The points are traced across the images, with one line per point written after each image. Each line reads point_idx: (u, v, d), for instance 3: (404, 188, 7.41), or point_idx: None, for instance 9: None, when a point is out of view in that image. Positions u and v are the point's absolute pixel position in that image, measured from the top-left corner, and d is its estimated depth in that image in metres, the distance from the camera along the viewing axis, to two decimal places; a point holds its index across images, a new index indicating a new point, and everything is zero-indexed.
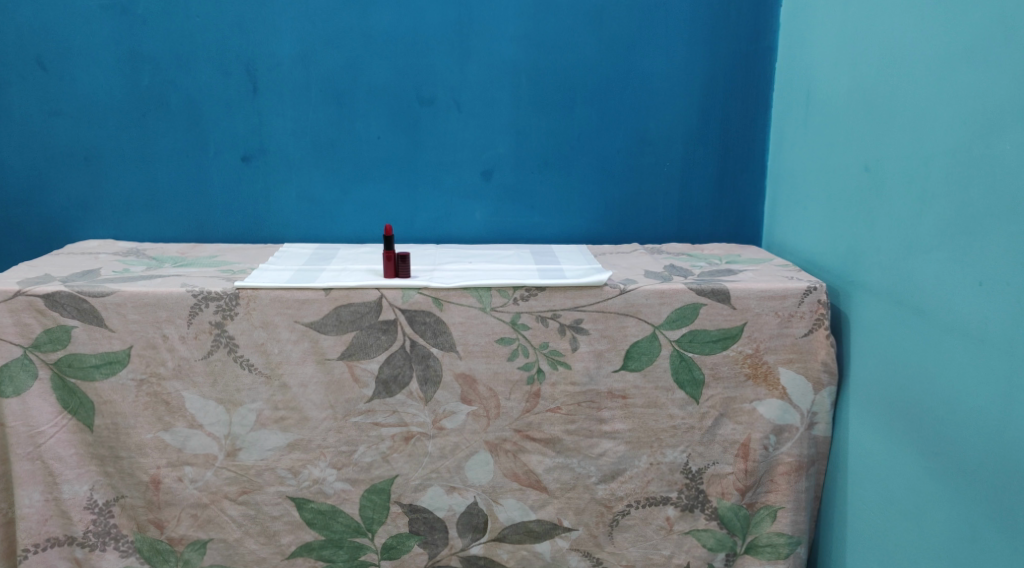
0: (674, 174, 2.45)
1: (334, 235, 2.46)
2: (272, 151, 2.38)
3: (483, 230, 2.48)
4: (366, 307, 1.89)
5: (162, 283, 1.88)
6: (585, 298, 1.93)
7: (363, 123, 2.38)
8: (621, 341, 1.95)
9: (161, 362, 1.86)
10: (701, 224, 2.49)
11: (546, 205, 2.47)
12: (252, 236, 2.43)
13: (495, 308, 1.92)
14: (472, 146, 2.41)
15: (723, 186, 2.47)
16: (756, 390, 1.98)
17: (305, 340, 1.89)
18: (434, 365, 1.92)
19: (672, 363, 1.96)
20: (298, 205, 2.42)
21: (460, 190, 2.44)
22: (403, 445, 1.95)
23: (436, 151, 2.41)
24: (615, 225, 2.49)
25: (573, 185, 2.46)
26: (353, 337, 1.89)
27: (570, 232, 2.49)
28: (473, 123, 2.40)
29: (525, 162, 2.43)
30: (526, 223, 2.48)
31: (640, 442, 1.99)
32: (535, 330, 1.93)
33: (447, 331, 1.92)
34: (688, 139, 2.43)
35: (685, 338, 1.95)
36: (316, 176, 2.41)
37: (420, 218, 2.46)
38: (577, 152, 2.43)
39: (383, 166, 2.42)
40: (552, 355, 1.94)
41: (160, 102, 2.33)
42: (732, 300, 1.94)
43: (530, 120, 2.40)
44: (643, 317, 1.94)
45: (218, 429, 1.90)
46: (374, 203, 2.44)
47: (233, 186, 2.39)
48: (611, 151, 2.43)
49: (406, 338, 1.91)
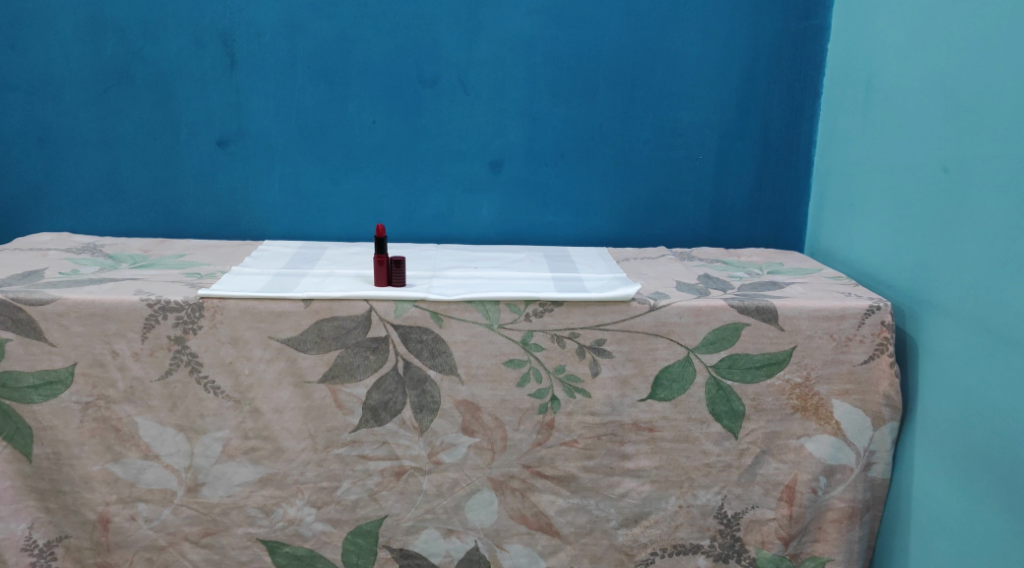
0: (707, 170, 2.17)
1: (322, 232, 2.18)
2: (252, 135, 2.09)
3: (490, 229, 2.20)
4: (352, 322, 1.61)
5: (113, 290, 1.60)
6: (609, 315, 1.65)
7: (356, 105, 2.09)
8: (650, 366, 1.67)
9: (110, 383, 1.59)
10: (736, 227, 2.22)
11: (562, 202, 2.19)
12: (229, 232, 2.15)
13: (504, 325, 1.64)
14: (479, 134, 2.13)
15: (762, 184, 2.18)
16: (805, 424, 1.70)
17: (280, 360, 1.61)
18: (432, 390, 1.65)
19: (707, 393, 1.69)
20: (282, 198, 2.14)
21: (465, 183, 2.16)
22: (393, 481, 1.68)
23: (439, 138, 2.13)
24: (639, 226, 2.21)
25: (593, 180, 2.17)
26: (336, 357, 1.62)
27: (588, 233, 2.21)
28: (481, 107, 2.11)
29: (539, 153, 2.15)
30: (539, 221, 2.20)
31: (668, 481, 1.72)
32: (549, 351, 1.65)
33: (447, 350, 1.64)
34: (725, 130, 2.15)
35: (723, 363, 1.68)
36: (303, 165, 2.12)
37: (419, 215, 2.18)
38: (598, 143, 2.15)
39: (378, 155, 2.13)
40: (568, 380, 1.67)
41: (124, 76, 2.04)
42: (781, 320, 1.66)
43: (546, 105, 2.12)
44: (676, 338, 1.66)
45: (177, 461, 1.63)
46: (368, 196, 2.16)
47: (207, 174, 2.11)
48: (637, 142, 2.15)
49: (399, 358, 1.63)
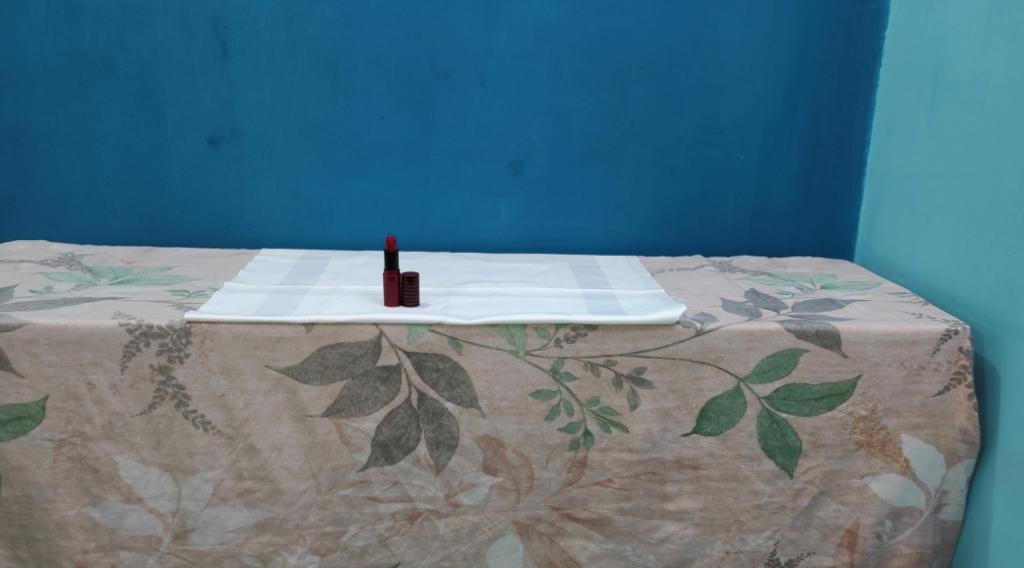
0: (748, 170, 1.97)
1: (325, 240, 1.99)
2: (247, 132, 1.90)
3: (509, 236, 2.01)
4: (360, 349, 1.42)
5: (88, 313, 1.41)
6: (650, 341, 1.46)
7: (362, 99, 1.89)
8: (695, 397, 1.48)
9: (86, 418, 1.40)
10: (779, 233, 2.02)
11: (588, 207, 1.99)
12: (222, 239, 1.96)
13: (531, 352, 1.45)
14: (497, 131, 1.93)
15: (808, 186, 1.98)
16: (869, 462, 1.51)
17: (278, 393, 1.42)
18: (449, 425, 1.46)
19: (760, 427, 1.49)
20: (280, 202, 1.95)
21: (482, 185, 1.97)
22: (406, 525, 1.50)
23: (453, 135, 1.93)
24: (672, 232, 2.01)
25: (622, 183, 1.98)
26: (342, 388, 1.43)
27: (616, 240, 2.02)
28: (499, 101, 1.91)
29: (564, 153, 1.95)
30: (562, 227, 2.00)
31: (714, 525, 1.53)
32: (582, 381, 1.46)
33: (467, 380, 1.45)
34: (768, 127, 1.94)
35: (778, 395, 1.48)
36: (304, 166, 1.93)
37: (431, 221, 1.99)
38: (629, 141, 1.95)
39: (386, 155, 1.94)
40: (603, 414, 1.48)
41: (104, 68, 1.84)
42: (844, 346, 1.47)
43: (571, 99, 1.92)
44: (725, 366, 1.47)
45: (163, 505, 1.44)
46: (374, 200, 1.97)
47: (197, 176, 1.92)
48: (671, 139, 1.95)
49: (413, 389, 1.44)
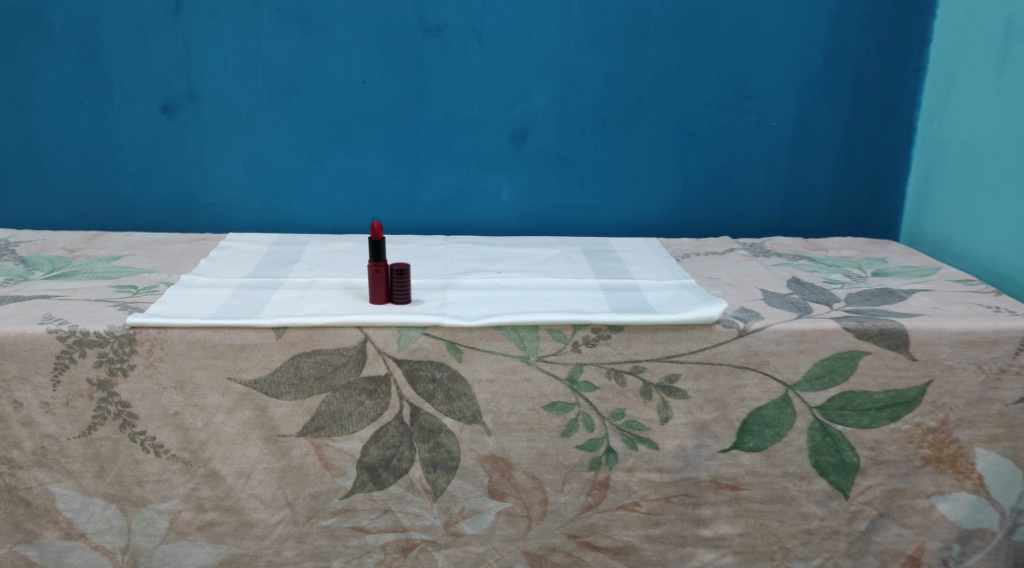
0: (781, 139, 1.74)
1: (302, 221, 1.75)
2: (206, 98, 1.65)
3: (511, 216, 1.77)
4: (342, 358, 1.19)
5: (12, 316, 1.17)
6: (685, 343, 1.23)
7: (340, 60, 1.65)
8: (735, 408, 1.26)
9: (14, 443, 1.16)
10: (814, 211, 1.79)
11: (600, 182, 1.75)
12: (183, 221, 1.73)
13: (545, 358, 1.22)
14: (496, 96, 1.68)
15: (850, 157, 1.75)
16: (937, 480, 1.30)
17: (243, 410, 1.18)
18: (448, 444, 1.24)
19: (812, 442, 1.28)
20: (249, 179, 1.71)
21: (479, 158, 1.72)
22: (399, 559, 1.28)
23: (445, 101, 1.68)
24: (694, 210, 1.78)
25: (638, 155, 1.74)
26: (321, 404, 1.20)
27: (631, 220, 1.78)
28: (498, 61, 1.66)
29: (573, 120, 1.71)
30: (571, 206, 1.77)
31: (756, 553, 1.32)
32: (604, 391, 1.24)
33: (468, 392, 1.22)
34: (805, 89, 1.71)
35: (833, 404, 1.27)
36: (275, 137, 1.69)
37: (421, 199, 1.75)
38: (647, 106, 1.71)
39: (369, 124, 1.69)
40: (629, 428, 1.26)
41: (38, 23, 1.60)
42: (912, 347, 1.25)
43: (580, 58, 1.67)
44: (771, 371, 1.25)
45: (111, 541, 1.21)
46: (356, 177, 1.73)
47: (151, 149, 1.68)
48: (695, 104, 1.71)
49: (405, 403, 1.22)
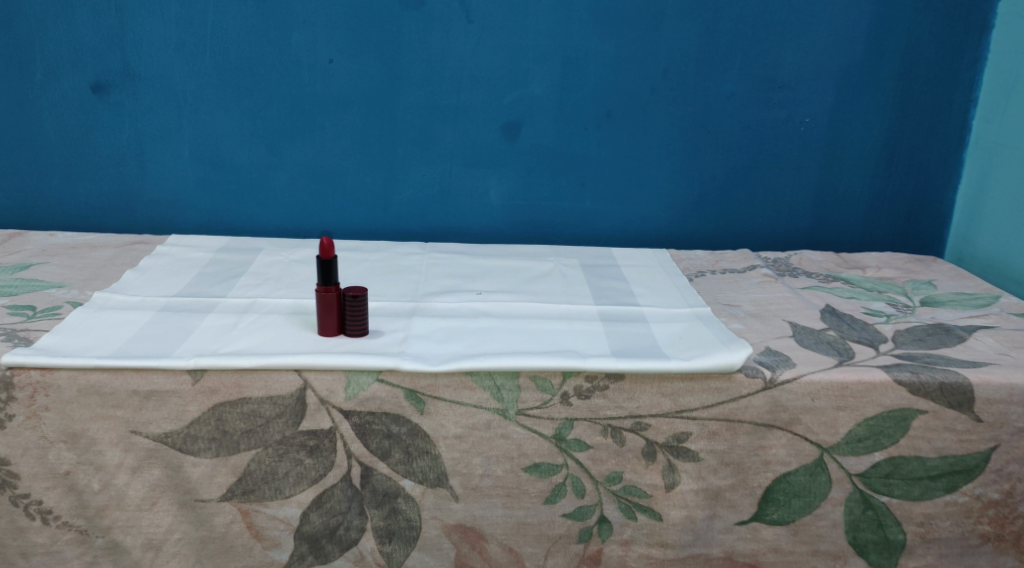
0: (814, 139, 1.50)
1: (259, 222, 1.52)
2: (144, 77, 1.41)
3: (500, 220, 1.53)
4: (275, 409, 0.96)
5: None
6: (699, 396, 0.99)
7: (303, 36, 1.40)
8: (757, 473, 1.02)
9: None
10: (849, 222, 1.56)
11: (603, 183, 1.51)
12: (120, 220, 1.50)
13: (527, 412, 0.99)
14: (485, 81, 1.44)
15: (893, 160, 1.51)
16: (998, 562, 1.07)
17: (151, 470, 0.96)
18: (406, 511, 1.01)
19: (850, 515, 1.04)
20: (196, 172, 1.48)
21: (464, 153, 1.48)
22: None
23: (425, 87, 1.44)
24: (711, 218, 1.54)
25: (649, 154, 1.50)
26: (249, 464, 0.97)
27: (638, 229, 1.55)
28: (488, 40, 1.42)
29: (575, 112, 1.47)
30: (570, 210, 1.53)
31: None
32: (599, 451, 1.01)
33: (431, 449, 1.00)
34: (845, 80, 1.46)
35: (877, 471, 1.03)
36: (226, 124, 1.45)
37: (397, 200, 1.51)
38: (660, 97, 1.46)
39: (336, 112, 1.45)
40: (627, 495, 1.02)
41: None
42: (977, 406, 1.02)
43: (584, 40, 1.42)
44: (804, 431, 1.01)
45: None
46: (321, 172, 1.49)
47: (80, 136, 1.44)
48: (716, 96, 1.46)
49: (353, 463, 0.99)
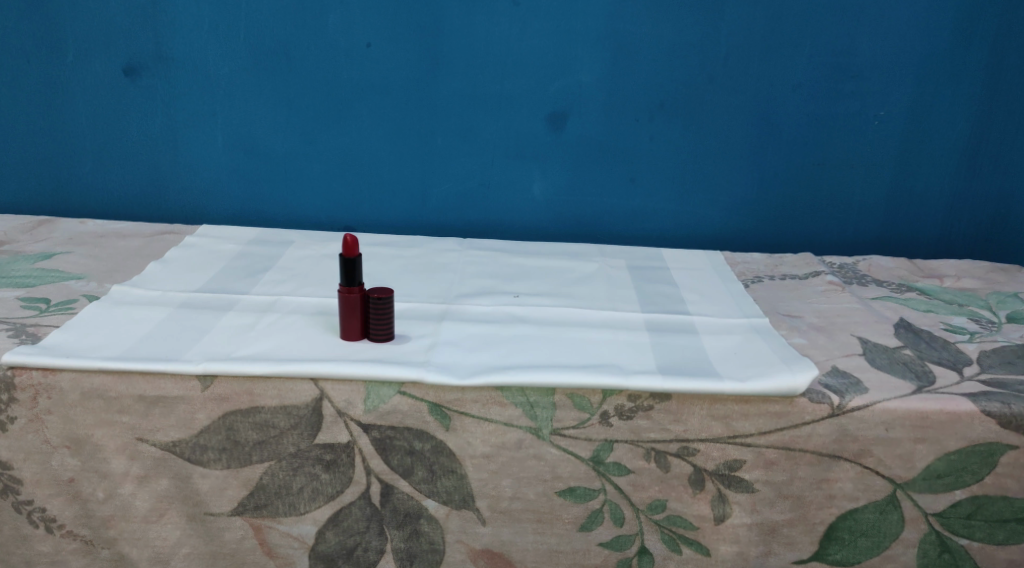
0: (890, 134, 1.37)
1: (291, 213, 1.45)
2: (176, 59, 1.35)
3: (543, 216, 1.44)
4: (290, 420, 0.89)
5: None
6: (755, 420, 0.88)
7: (339, 18, 1.32)
8: (820, 508, 0.91)
9: None
10: (925, 225, 1.42)
11: (655, 179, 1.41)
12: (151, 208, 1.45)
13: (563, 432, 0.90)
14: (531, 68, 1.35)
15: (978, 158, 1.38)
16: None
17: (158, 480, 0.90)
18: (428, 533, 0.93)
19: (923, 558, 0.93)
20: (227, 160, 1.41)
21: (507, 144, 1.39)
22: None
23: (468, 73, 1.35)
24: (772, 218, 1.43)
25: (706, 149, 1.39)
26: (261, 477, 0.91)
27: (692, 228, 1.44)
28: (536, 23, 1.32)
29: (627, 102, 1.36)
30: (619, 207, 1.43)
31: None
32: (641, 477, 0.91)
33: (457, 469, 0.91)
34: (928, 70, 1.33)
35: (957, 512, 0.92)
36: (259, 110, 1.38)
37: (435, 194, 1.43)
38: (720, 86, 1.35)
39: (373, 99, 1.37)
40: (672, 526, 0.93)
41: None
42: None
43: (639, 23, 1.31)
44: (874, 464, 0.90)
45: None
46: (356, 162, 1.41)
47: (111, 121, 1.39)
48: (782, 86, 1.34)
49: (373, 480, 0.91)
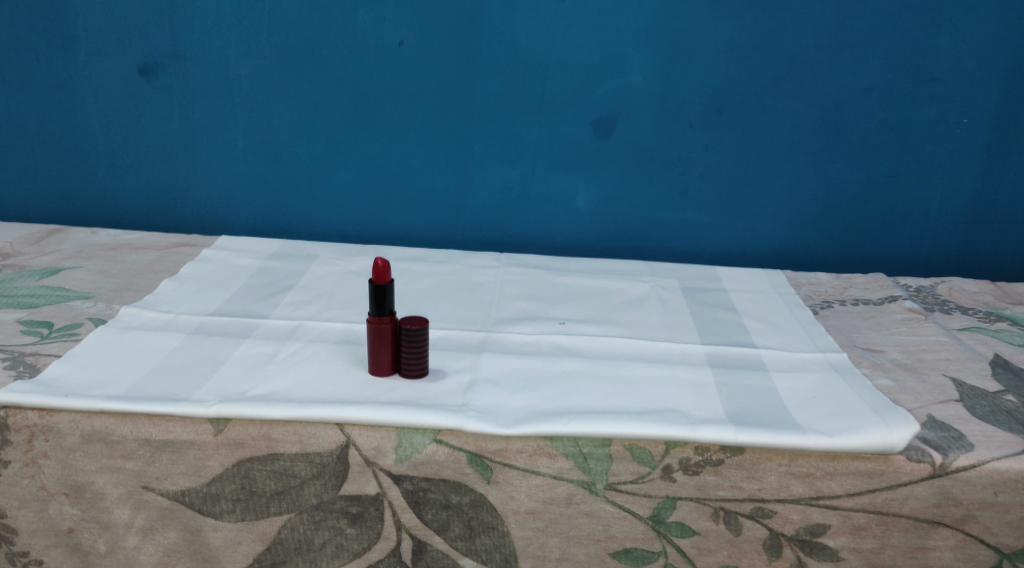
0: (973, 143, 1.24)
1: (316, 224, 1.35)
2: (195, 58, 1.25)
3: (587, 230, 1.33)
4: (312, 469, 0.80)
5: None
6: (843, 480, 0.77)
7: (369, 14, 1.22)
8: None
9: None
10: (1007, 243, 1.29)
11: (710, 191, 1.29)
12: (168, 217, 1.36)
13: (620, 487, 0.79)
14: (577, 69, 1.23)
15: None
16: None
17: (165, 533, 0.81)
18: None
19: None
20: (249, 167, 1.32)
21: (549, 152, 1.28)
22: None
23: (508, 74, 1.24)
24: (838, 235, 1.30)
25: (767, 158, 1.27)
26: (279, 531, 0.81)
27: (749, 245, 1.32)
28: (584, 21, 1.21)
29: (681, 107, 1.25)
30: (669, 220, 1.31)
31: None
32: (708, 540, 0.80)
33: (498, 525, 0.81)
34: (1017, 73, 1.20)
35: None
36: (283, 114, 1.28)
37: (470, 204, 1.32)
38: (785, 90, 1.23)
39: (405, 102, 1.27)
40: None
41: None
42: None
43: (697, 20, 1.20)
44: (979, 532, 0.78)
45: None
46: (385, 169, 1.31)
47: (126, 124, 1.30)
48: (854, 90, 1.22)
49: (404, 536, 0.81)
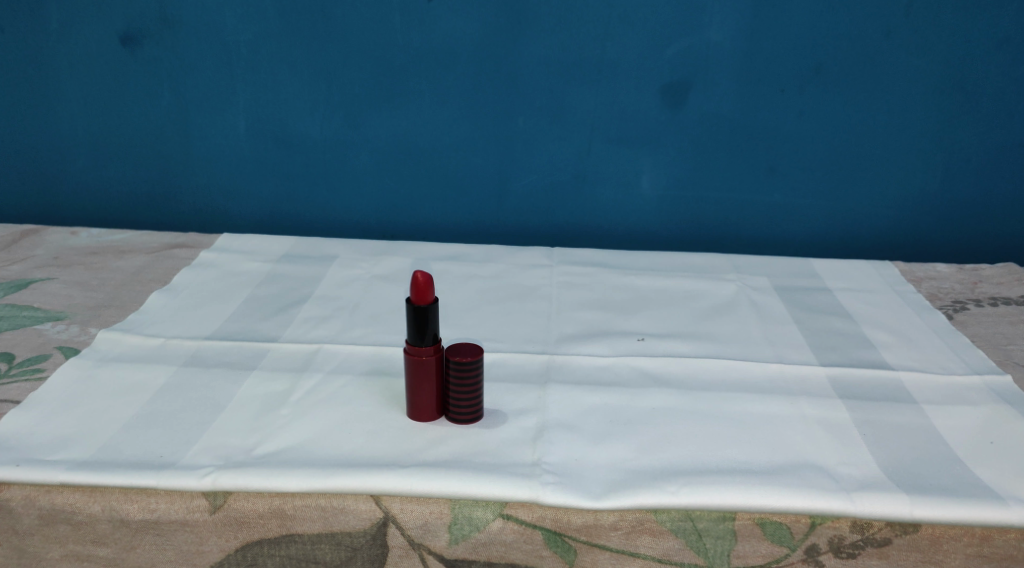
0: None
1: (333, 216, 1.15)
2: (187, 24, 1.05)
3: (653, 217, 1.12)
4: (341, 553, 0.61)
5: None
6: None
7: None
8: None
9: None
10: None
11: (802, 167, 1.08)
12: (162, 211, 1.17)
13: None
14: (642, 24, 1.02)
15: None
16: None
17: None
18: None
19: None
20: (253, 151, 1.12)
21: (608, 126, 1.07)
22: None
23: (560, 33, 1.03)
24: (954, 217, 1.09)
25: (872, 127, 1.05)
26: None
27: (846, 231, 1.11)
28: None
29: (770, 67, 1.03)
30: (752, 204, 1.10)
31: None
32: None
33: None
34: None
35: None
36: (292, 88, 1.08)
37: (514, 190, 1.12)
38: (898, 43, 1.01)
39: (436, 71, 1.06)
40: None
41: None
42: None
43: None
44: None
45: None
46: (414, 150, 1.11)
47: (109, 103, 1.11)
48: (983, 42, 1.00)
49: None
